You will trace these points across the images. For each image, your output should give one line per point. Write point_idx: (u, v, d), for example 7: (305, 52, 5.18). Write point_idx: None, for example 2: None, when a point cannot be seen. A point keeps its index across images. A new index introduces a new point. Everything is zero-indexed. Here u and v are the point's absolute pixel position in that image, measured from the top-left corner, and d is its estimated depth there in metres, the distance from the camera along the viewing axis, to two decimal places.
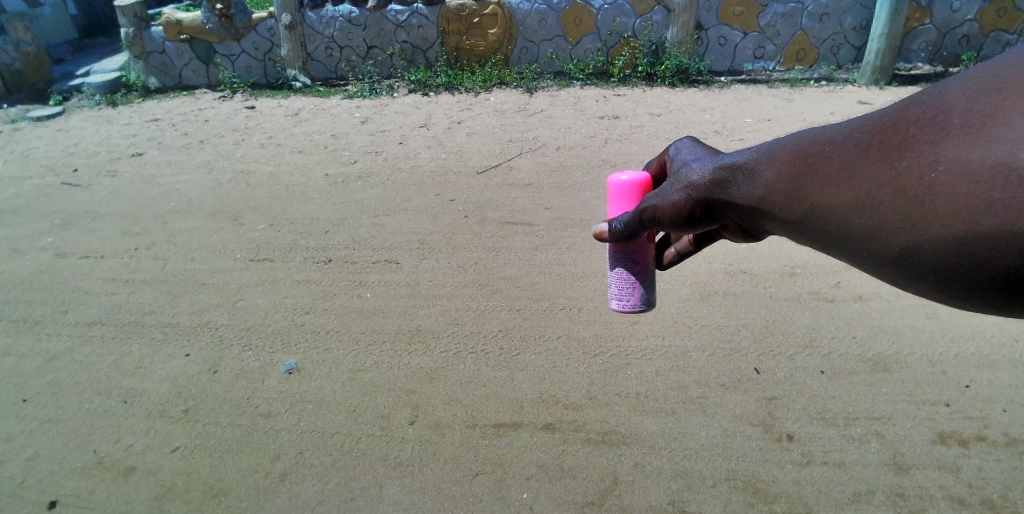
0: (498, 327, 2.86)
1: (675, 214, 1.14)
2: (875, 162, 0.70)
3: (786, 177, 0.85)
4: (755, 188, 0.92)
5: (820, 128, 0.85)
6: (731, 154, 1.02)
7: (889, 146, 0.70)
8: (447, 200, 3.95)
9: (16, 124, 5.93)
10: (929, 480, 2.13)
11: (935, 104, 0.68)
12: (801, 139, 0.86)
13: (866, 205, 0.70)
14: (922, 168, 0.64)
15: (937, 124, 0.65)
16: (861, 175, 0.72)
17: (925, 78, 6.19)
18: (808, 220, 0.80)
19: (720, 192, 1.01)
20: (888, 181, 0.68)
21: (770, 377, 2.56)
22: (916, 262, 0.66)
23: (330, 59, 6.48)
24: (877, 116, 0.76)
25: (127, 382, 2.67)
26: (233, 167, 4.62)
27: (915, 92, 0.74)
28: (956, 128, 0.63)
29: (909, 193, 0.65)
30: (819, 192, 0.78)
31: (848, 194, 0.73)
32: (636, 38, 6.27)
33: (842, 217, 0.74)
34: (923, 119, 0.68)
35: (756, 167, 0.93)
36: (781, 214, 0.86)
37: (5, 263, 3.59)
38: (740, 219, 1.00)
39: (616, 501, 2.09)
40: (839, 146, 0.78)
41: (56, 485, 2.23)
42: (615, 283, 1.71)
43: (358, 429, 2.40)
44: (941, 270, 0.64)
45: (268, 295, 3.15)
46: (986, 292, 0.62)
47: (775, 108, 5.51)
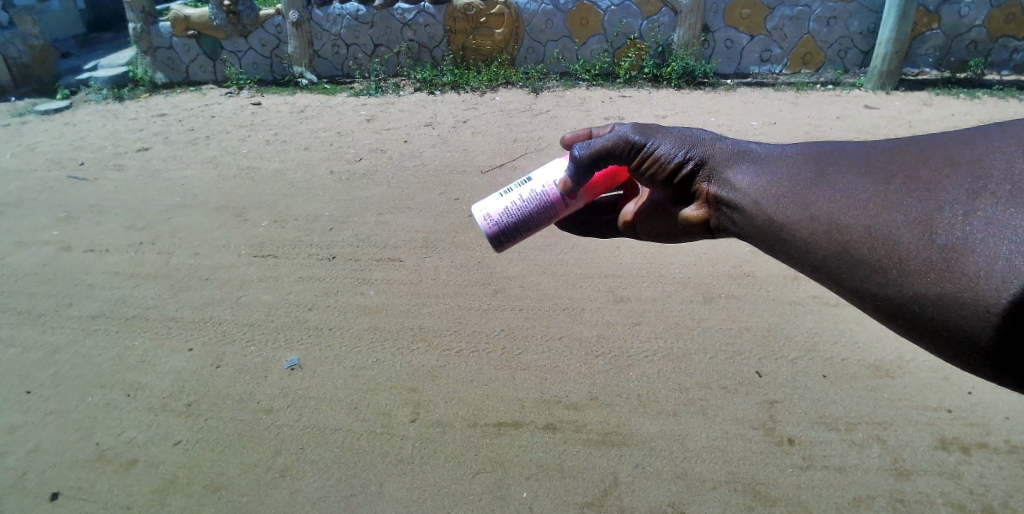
0: (500, 326, 2.86)
1: (673, 174, 1.30)
2: (900, 196, 0.80)
3: (806, 193, 0.95)
4: (769, 198, 1.04)
5: (844, 157, 0.96)
6: (759, 171, 1.11)
7: (918, 186, 0.79)
8: (451, 199, 3.96)
9: (23, 117, 5.95)
10: (930, 485, 2.12)
11: (959, 166, 0.77)
12: (824, 164, 0.98)
13: (880, 235, 0.78)
14: (948, 216, 0.72)
15: (961, 184, 0.74)
16: (882, 207, 0.81)
17: (931, 83, 6.16)
18: (812, 239, 0.89)
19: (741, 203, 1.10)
20: (908, 218, 0.76)
21: (772, 380, 2.56)
22: (912, 310, 0.73)
23: (337, 57, 6.50)
24: (905, 165, 0.85)
25: (130, 376, 2.68)
26: (239, 163, 4.63)
27: (939, 150, 0.84)
28: (979, 191, 0.72)
29: (934, 235, 0.72)
30: (835, 210, 0.87)
31: (862, 219, 0.82)
32: (643, 39, 6.26)
33: (852, 245, 0.82)
34: (950, 176, 0.77)
35: (783, 186, 1.02)
36: (787, 226, 0.96)
37: (11, 256, 3.60)
38: (733, 217, 1.13)
39: (616, 503, 2.09)
40: (864, 176, 0.88)
41: (58, 477, 2.25)
42: (529, 198, 1.61)
43: (359, 425, 2.40)
44: (936, 324, 0.71)
45: (271, 291, 3.16)
46: (967, 353, 0.69)
47: (781, 111, 5.51)
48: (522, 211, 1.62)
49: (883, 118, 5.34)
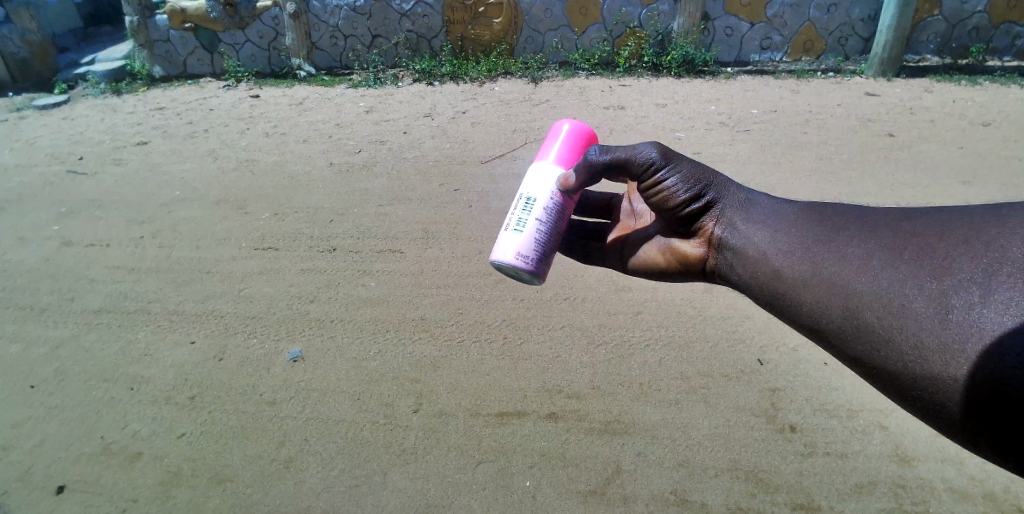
0: (502, 316, 2.86)
1: (681, 208, 1.42)
2: (913, 272, 0.90)
3: (820, 259, 1.06)
4: (778, 253, 1.16)
5: (856, 225, 1.07)
6: (772, 224, 1.23)
7: (931, 262, 0.89)
8: (452, 190, 3.95)
9: (21, 112, 5.93)
10: (931, 471, 2.13)
11: (956, 246, 0.88)
12: (837, 230, 1.09)
13: (893, 310, 0.89)
14: (963, 297, 0.81)
15: (955, 266, 0.86)
16: (897, 281, 0.91)
17: (933, 69, 6.13)
18: (827, 305, 1.00)
19: (753, 253, 1.22)
20: (923, 295, 0.86)
21: (774, 368, 2.57)
22: (916, 384, 0.83)
23: (335, 48, 6.46)
24: (909, 238, 0.96)
25: (133, 370, 2.69)
26: (238, 156, 4.62)
27: (939, 225, 0.95)
28: (970, 274, 0.83)
29: (948, 315, 0.81)
30: (851, 279, 0.98)
31: (876, 292, 0.92)
32: (643, 28, 6.24)
33: (858, 311, 0.94)
34: (946, 255, 0.88)
35: (795, 244, 1.13)
36: (798, 282, 1.07)
37: (12, 251, 3.60)
38: (739, 265, 1.26)
39: (619, 490, 2.10)
40: (878, 247, 0.98)
41: (63, 471, 2.26)
42: (546, 217, 1.52)
43: (362, 416, 2.41)
44: (937, 401, 0.80)
45: (273, 283, 3.16)
46: (960, 430, 0.79)
47: (782, 99, 5.48)
48: (546, 226, 1.52)
49: (885, 105, 5.31)
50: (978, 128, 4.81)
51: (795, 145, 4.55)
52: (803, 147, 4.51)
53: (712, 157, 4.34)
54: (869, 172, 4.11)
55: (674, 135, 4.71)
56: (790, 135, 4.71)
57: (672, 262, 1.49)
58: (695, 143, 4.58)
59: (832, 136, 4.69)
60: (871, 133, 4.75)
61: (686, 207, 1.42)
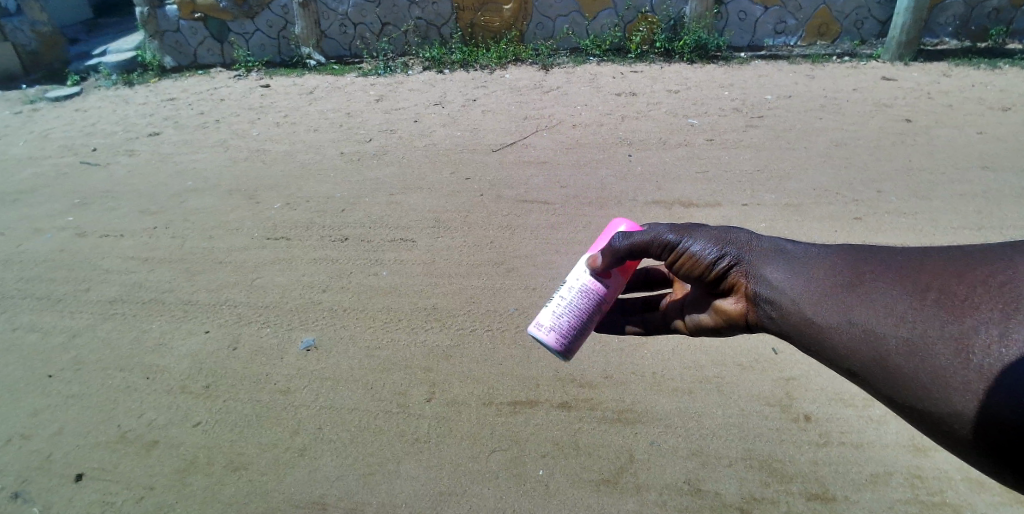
0: (514, 305, 2.85)
1: (708, 273, 1.32)
2: (937, 313, 0.85)
3: (845, 300, 1.01)
4: (802, 296, 1.10)
5: (881, 266, 1.01)
6: (793, 266, 1.17)
7: (952, 302, 0.84)
8: (463, 178, 3.93)
9: (35, 105, 5.97)
10: (948, 462, 2.11)
11: (973, 282, 0.84)
12: (861, 270, 1.03)
13: (918, 352, 0.85)
14: (983, 336, 0.77)
15: (973, 302, 0.81)
16: (920, 324, 0.86)
17: (951, 52, 6.00)
18: (854, 347, 0.95)
19: (776, 296, 1.16)
20: (946, 339, 0.81)
21: (788, 357, 2.54)
22: (951, 426, 0.79)
23: (344, 37, 6.43)
24: (929, 275, 0.92)
25: (149, 359, 2.71)
26: (250, 146, 4.63)
27: (958, 260, 0.91)
28: (987, 310, 0.79)
29: (971, 358, 0.77)
30: (879, 324, 0.93)
31: (901, 333, 0.88)
32: (654, 13, 6.16)
33: (885, 355, 0.90)
34: (963, 291, 0.84)
35: (818, 283, 1.08)
36: (823, 327, 1.02)
37: (28, 242, 3.64)
38: (765, 311, 1.19)
39: (632, 480, 2.09)
40: (901, 288, 0.93)
41: (82, 458, 2.29)
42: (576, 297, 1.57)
43: (375, 405, 2.42)
44: (974, 441, 0.76)
45: (286, 272, 3.17)
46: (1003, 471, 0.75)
47: (797, 84, 5.40)
48: (577, 313, 1.57)
49: (902, 90, 5.21)
50: (998, 112, 4.71)
51: (810, 130, 4.48)
52: (818, 132, 4.44)
53: (725, 143, 4.28)
54: (885, 157, 4.05)
55: (686, 122, 4.65)
56: (805, 121, 4.64)
57: (717, 323, 1.39)
58: (708, 129, 4.52)
59: (848, 121, 4.61)
60: (888, 118, 4.66)
61: (712, 270, 1.32)
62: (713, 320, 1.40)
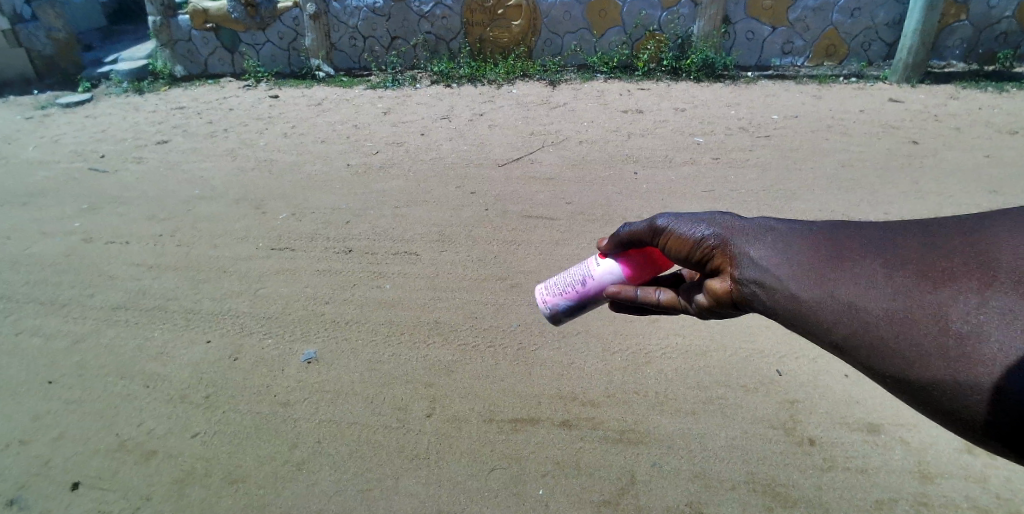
0: (517, 321, 2.84)
1: (693, 252, 1.31)
2: (919, 286, 0.85)
3: (825, 273, 0.98)
4: (780, 270, 1.06)
5: (860, 241, 1.00)
6: (771, 239, 1.14)
7: (932, 276, 0.85)
8: (469, 193, 3.94)
9: (47, 110, 6.03)
10: (955, 489, 2.07)
11: (959, 258, 0.86)
12: (840, 245, 1.01)
13: (906, 322, 0.83)
14: (965, 306, 0.78)
15: (961, 278, 0.82)
16: (909, 298, 0.85)
17: (958, 75, 6.00)
18: (835, 319, 0.93)
19: (753, 269, 1.12)
20: (936, 311, 0.81)
21: (793, 379, 2.51)
22: (935, 395, 0.78)
23: (354, 49, 6.49)
24: (911, 250, 0.92)
25: (150, 366, 2.71)
26: (258, 155, 4.66)
27: (937, 237, 0.92)
28: (975, 284, 0.80)
29: (952, 325, 0.78)
30: (862, 298, 0.91)
31: (885, 304, 0.87)
32: (662, 31, 6.18)
33: (871, 328, 0.87)
34: (950, 268, 0.85)
35: (797, 257, 1.05)
36: (802, 300, 0.99)
37: (35, 245, 3.66)
38: (742, 287, 1.14)
39: (633, 501, 2.06)
40: (882, 261, 0.93)
41: (80, 466, 2.28)
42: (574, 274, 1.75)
43: (375, 419, 2.40)
44: (960, 408, 0.75)
45: (289, 283, 3.17)
46: (978, 435, 0.75)
47: (804, 105, 5.41)
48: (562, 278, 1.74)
49: (909, 112, 5.21)
50: (1005, 136, 4.70)
51: (817, 150, 4.48)
52: (825, 153, 4.44)
53: (732, 162, 4.29)
54: (892, 179, 4.04)
55: (693, 140, 4.66)
56: (811, 141, 4.65)
57: (708, 304, 1.27)
58: (715, 148, 4.53)
59: (855, 143, 4.61)
60: (895, 140, 4.66)
61: (697, 249, 1.30)
62: (706, 302, 1.28)
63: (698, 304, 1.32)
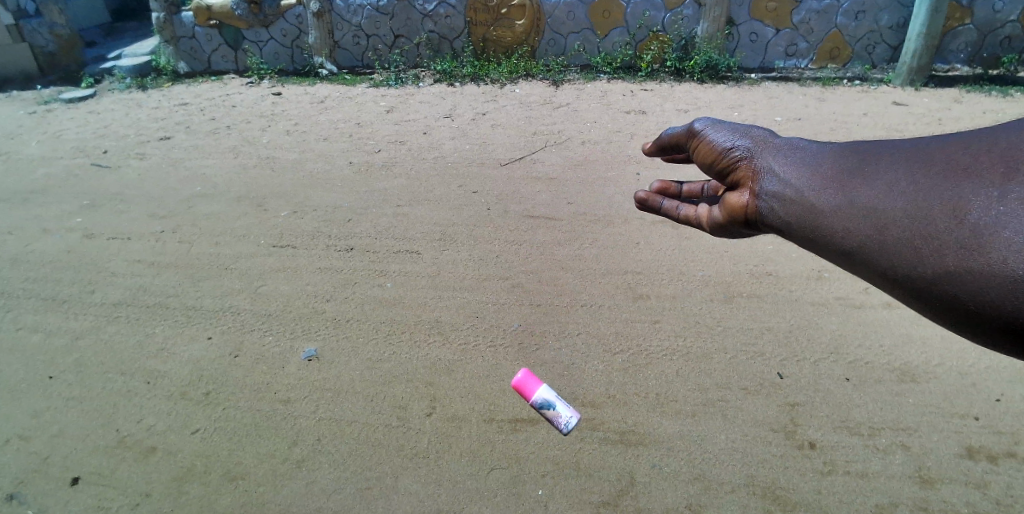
0: (518, 321, 2.83)
1: (724, 163, 1.29)
2: (937, 182, 0.77)
3: (846, 182, 0.91)
4: (803, 188, 1.00)
5: (887, 147, 0.91)
6: (799, 160, 1.08)
7: (954, 171, 0.76)
8: (470, 192, 3.93)
9: (49, 105, 6.03)
10: (955, 495, 2.07)
11: (986, 150, 0.75)
12: (867, 153, 0.93)
13: (919, 220, 0.75)
14: (984, 196, 0.70)
15: (984, 168, 0.73)
16: (925, 194, 0.77)
17: (962, 79, 5.99)
18: (849, 224, 0.86)
19: (778, 191, 1.07)
20: (952, 203, 0.72)
21: (793, 382, 2.51)
22: (950, 292, 0.70)
23: (357, 47, 6.49)
24: (938, 148, 0.82)
25: (150, 363, 2.71)
26: (259, 152, 4.66)
27: (969, 134, 0.82)
28: (996, 173, 0.71)
29: (965, 215, 0.70)
30: (877, 200, 0.83)
31: (900, 204, 0.79)
32: (665, 32, 6.18)
33: (884, 231, 0.80)
34: (974, 160, 0.75)
35: (821, 172, 0.98)
36: (821, 211, 0.92)
37: (37, 241, 3.66)
38: (766, 207, 1.09)
39: (633, 503, 2.06)
40: (907, 163, 0.84)
41: (79, 462, 2.28)
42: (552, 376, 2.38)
43: (375, 418, 2.40)
44: (976, 302, 0.67)
45: (291, 281, 3.17)
46: (1000, 330, 0.66)
47: (807, 107, 5.40)
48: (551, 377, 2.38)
49: (912, 115, 5.20)
50: None
51: None
52: None
53: None
54: None
55: None
56: None
57: (730, 217, 1.25)
58: None
59: None
60: None
61: (728, 163, 1.28)
62: (720, 216, 1.30)
63: (713, 217, 1.34)
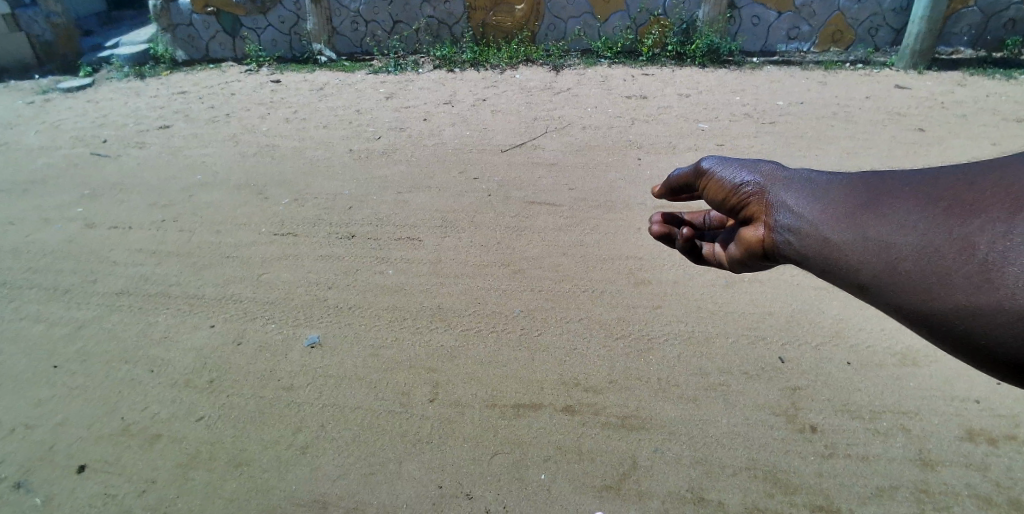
0: (520, 307, 2.84)
1: (731, 198, 1.23)
2: (947, 214, 0.72)
3: (856, 213, 0.86)
4: (814, 219, 0.94)
5: (897, 177, 0.86)
6: (809, 189, 1.01)
7: (962, 203, 0.71)
8: (471, 178, 3.92)
9: (47, 95, 5.99)
10: (956, 477, 2.08)
11: (996, 177, 0.71)
12: (877, 184, 0.87)
13: (934, 255, 0.71)
14: (992, 228, 0.65)
15: (991, 198, 0.68)
16: (937, 228, 0.72)
17: (966, 62, 5.94)
18: (861, 258, 0.81)
19: (788, 223, 1.00)
20: (963, 237, 0.68)
21: (795, 366, 2.52)
22: (972, 331, 0.65)
23: (355, 33, 6.44)
24: (948, 178, 0.78)
25: (154, 352, 2.72)
26: (259, 141, 4.64)
27: (981, 163, 0.77)
28: (1003, 204, 0.66)
29: (976, 252, 0.65)
30: (891, 235, 0.78)
31: (912, 239, 0.75)
32: (667, 16, 6.12)
33: (900, 267, 0.75)
34: (982, 189, 0.70)
35: (831, 203, 0.93)
36: (832, 246, 0.87)
37: (38, 231, 3.66)
38: (778, 240, 1.02)
39: (635, 486, 2.08)
40: (917, 196, 0.79)
41: (85, 450, 2.30)
42: None
43: (378, 405, 2.41)
44: (1003, 341, 0.62)
45: (292, 269, 3.17)
46: None
47: (809, 91, 5.36)
48: None
49: (915, 99, 5.16)
50: (1013, 124, 4.65)
51: (823, 137, 4.44)
52: (831, 140, 4.40)
53: (736, 149, 4.25)
54: (898, 166, 4.00)
55: (697, 126, 4.62)
56: (816, 128, 4.61)
57: (744, 255, 1.20)
58: (719, 134, 4.49)
59: (860, 130, 4.57)
60: (901, 127, 4.62)
61: (736, 197, 1.22)
62: (738, 253, 1.23)
63: (730, 254, 1.28)
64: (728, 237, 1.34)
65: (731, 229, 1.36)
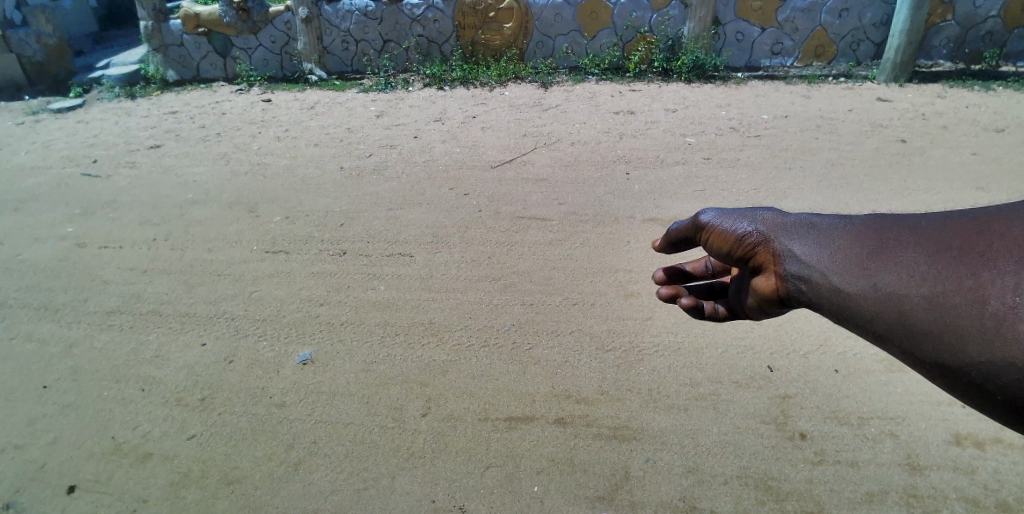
0: (510, 321, 2.86)
1: (736, 248, 1.24)
2: (959, 268, 0.75)
3: (865, 262, 0.89)
4: (825, 267, 0.96)
5: (905, 228, 0.88)
6: (816, 237, 1.03)
7: (972, 257, 0.75)
8: (462, 194, 3.96)
9: (37, 115, 6.00)
10: (944, 481, 2.11)
11: (1001, 234, 0.74)
12: (883, 233, 0.91)
13: (947, 307, 0.74)
14: (1006, 283, 0.68)
15: (1001, 255, 0.72)
16: (948, 281, 0.75)
17: (946, 74, 6.09)
18: (873, 308, 0.84)
19: (799, 269, 1.02)
20: (974, 290, 0.71)
21: (784, 375, 2.55)
22: (987, 383, 0.68)
23: (346, 52, 6.51)
24: (959, 229, 0.81)
25: (146, 370, 2.71)
26: (250, 159, 4.67)
27: (986, 215, 0.80)
28: (1011, 263, 0.70)
29: (988, 305, 0.69)
30: (904, 286, 0.81)
31: (923, 289, 0.78)
32: (652, 33, 6.24)
33: (913, 317, 0.78)
34: (989, 247, 0.74)
35: (840, 250, 0.95)
36: (844, 293, 0.89)
37: (28, 250, 3.65)
38: (791, 287, 1.04)
39: (628, 497, 2.09)
40: (925, 245, 0.82)
41: (76, 470, 2.28)
42: None
43: (371, 420, 2.42)
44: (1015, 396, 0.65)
45: (284, 286, 3.18)
46: None
47: (793, 104, 5.46)
48: None
49: (896, 111, 5.28)
50: (992, 134, 4.76)
51: (806, 149, 4.53)
52: (814, 152, 4.49)
53: (722, 162, 4.33)
54: (880, 177, 4.09)
55: (684, 140, 4.71)
56: (800, 140, 4.70)
57: (760, 302, 1.20)
58: (705, 148, 4.58)
59: (844, 141, 4.66)
60: (883, 138, 4.72)
61: (740, 246, 1.23)
62: (753, 301, 1.23)
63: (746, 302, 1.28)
64: (739, 285, 1.34)
65: (739, 275, 1.37)
